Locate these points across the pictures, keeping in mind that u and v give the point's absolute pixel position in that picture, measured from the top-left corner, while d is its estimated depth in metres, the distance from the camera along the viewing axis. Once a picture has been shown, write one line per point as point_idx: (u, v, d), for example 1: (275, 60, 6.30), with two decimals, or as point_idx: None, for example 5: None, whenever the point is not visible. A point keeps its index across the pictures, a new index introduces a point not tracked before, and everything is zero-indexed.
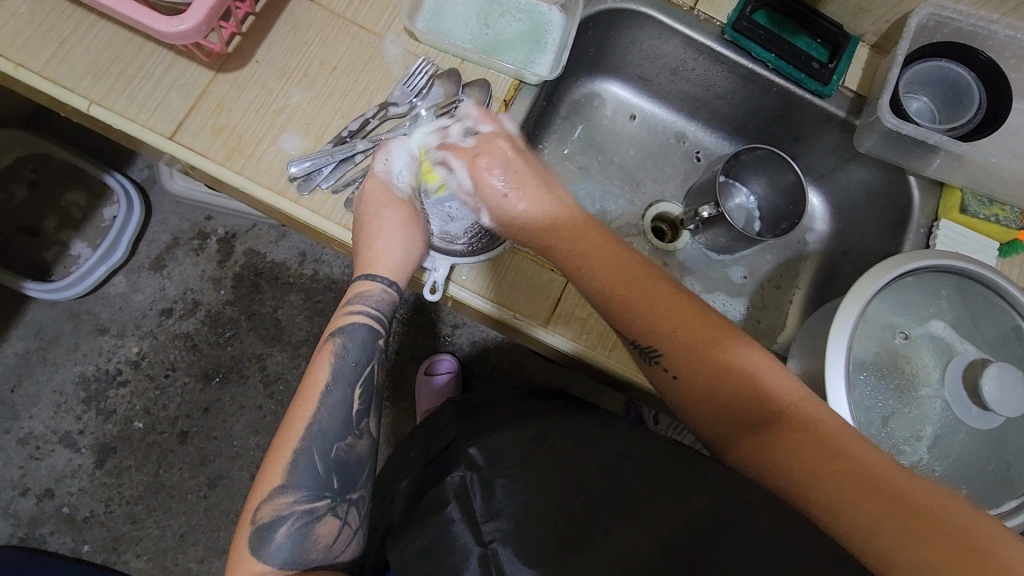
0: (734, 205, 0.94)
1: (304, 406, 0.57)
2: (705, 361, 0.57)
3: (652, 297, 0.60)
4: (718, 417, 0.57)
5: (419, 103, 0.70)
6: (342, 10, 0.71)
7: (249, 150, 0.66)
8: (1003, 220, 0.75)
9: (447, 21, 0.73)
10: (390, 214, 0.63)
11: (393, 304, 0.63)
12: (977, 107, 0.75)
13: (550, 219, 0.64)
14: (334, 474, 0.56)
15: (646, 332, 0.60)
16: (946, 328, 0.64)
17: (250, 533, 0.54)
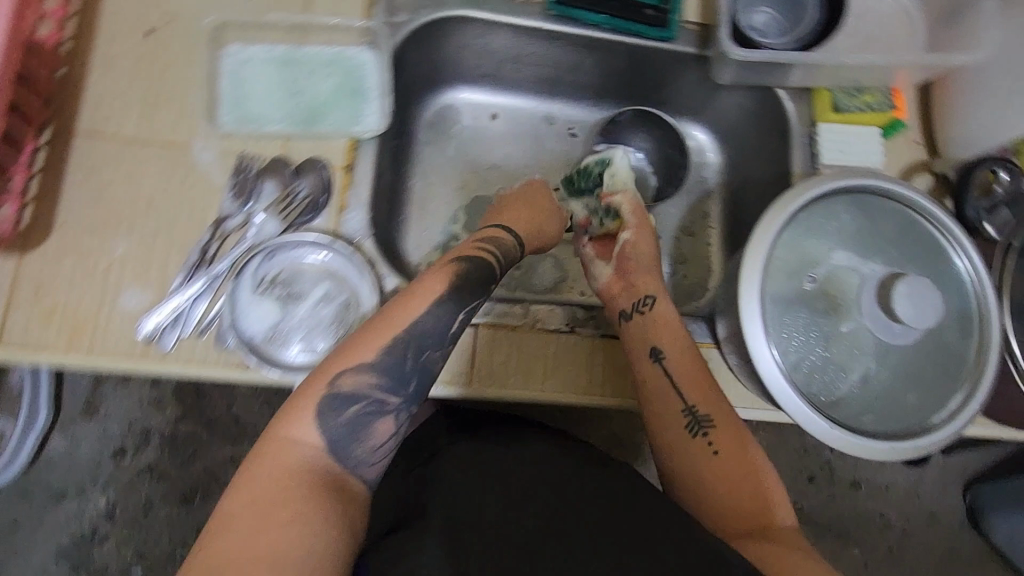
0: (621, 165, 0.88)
1: (408, 308, 0.56)
2: (739, 441, 0.59)
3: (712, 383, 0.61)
4: (732, 497, 0.56)
5: (254, 206, 0.64)
6: (133, 132, 0.63)
7: (92, 323, 0.59)
8: (875, 107, 0.75)
9: (251, 103, 0.66)
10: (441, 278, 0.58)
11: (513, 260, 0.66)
12: (816, 5, 0.71)
13: (649, 280, 0.66)
14: (413, 376, 0.55)
15: (705, 405, 0.60)
16: (848, 255, 0.65)
17: (321, 395, 0.52)
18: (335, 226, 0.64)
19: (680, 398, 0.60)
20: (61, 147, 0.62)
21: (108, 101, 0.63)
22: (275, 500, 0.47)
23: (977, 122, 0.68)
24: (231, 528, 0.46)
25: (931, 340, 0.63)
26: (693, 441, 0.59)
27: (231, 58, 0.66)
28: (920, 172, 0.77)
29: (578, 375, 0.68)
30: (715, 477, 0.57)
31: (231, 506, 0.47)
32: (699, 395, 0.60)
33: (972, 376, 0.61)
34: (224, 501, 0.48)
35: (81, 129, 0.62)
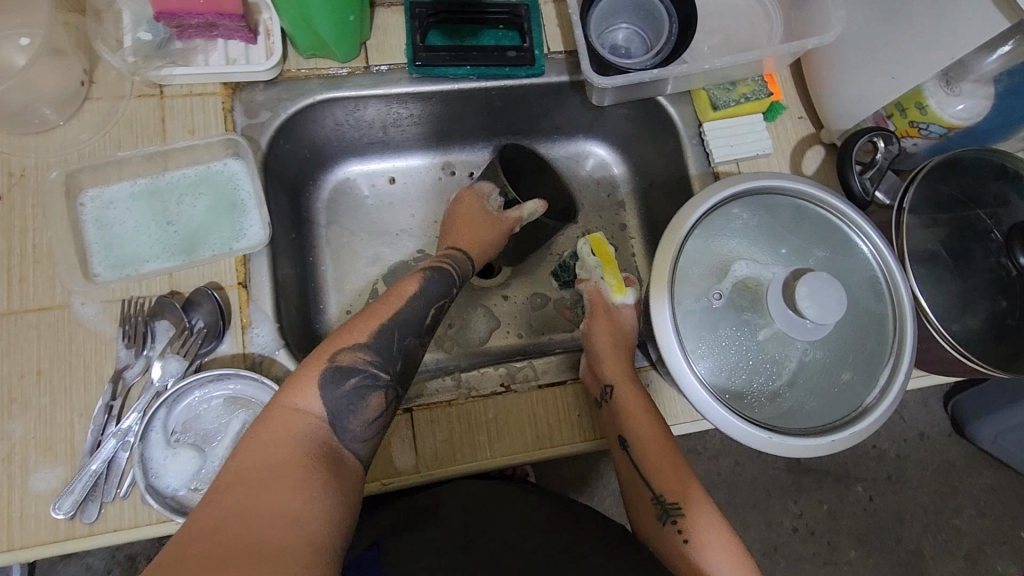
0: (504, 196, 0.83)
1: (387, 304, 0.61)
2: (707, 519, 0.58)
3: (678, 465, 0.62)
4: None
5: (151, 350, 0.61)
6: (7, 306, 0.60)
7: (6, 517, 0.56)
8: (752, 96, 0.76)
9: (127, 244, 0.64)
10: (361, 329, 0.58)
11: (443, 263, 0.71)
12: (669, 14, 0.71)
13: (618, 363, 0.67)
14: (399, 360, 0.59)
15: (669, 486, 0.60)
16: (749, 263, 0.65)
17: (326, 365, 0.54)
18: (242, 347, 0.63)
19: (648, 487, 0.61)
20: None
21: None
22: (273, 456, 0.46)
23: (849, 93, 0.71)
24: (245, 482, 0.44)
25: (848, 319, 0.64)
26: (663, 530, 0.59)
27: (94, 201, 0.65)
28: (811, 145, 0.79)
29: (524, 433, 0.66)
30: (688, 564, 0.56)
31: (230, 471, 0.45)
32: (662, 476, 0.61)
33: (896, 342, 0.63)
34: (231, 459, 0.46)
35: None
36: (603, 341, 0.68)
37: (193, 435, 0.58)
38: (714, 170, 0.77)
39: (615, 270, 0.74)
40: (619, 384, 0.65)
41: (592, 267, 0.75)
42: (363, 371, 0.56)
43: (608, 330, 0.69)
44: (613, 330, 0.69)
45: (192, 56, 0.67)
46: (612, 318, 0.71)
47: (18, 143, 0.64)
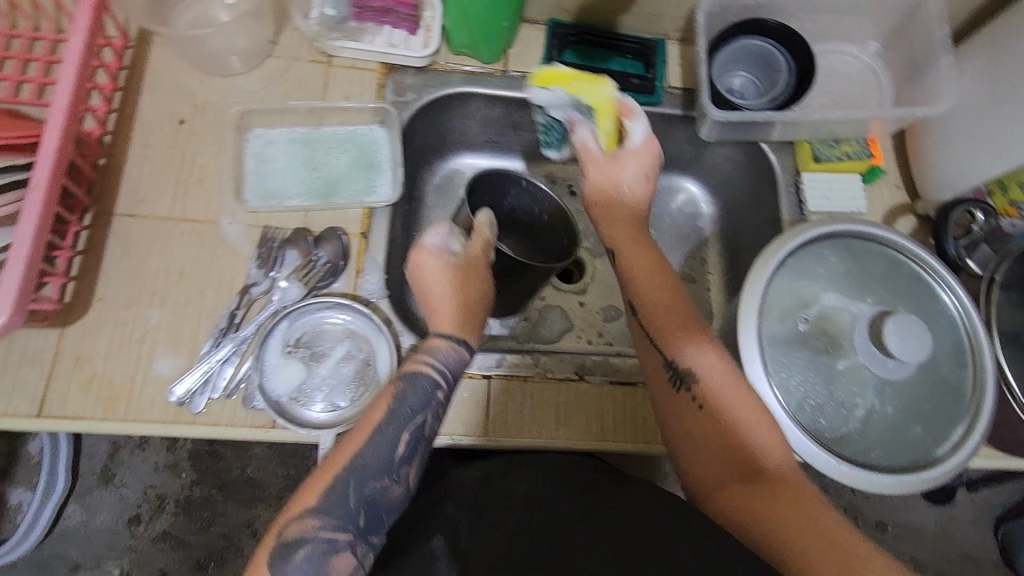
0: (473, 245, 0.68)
1: (353, 438, 0.54)
2: (731, 396, 0.58)
3: (686, 320, 0.63)
4: (713, 446, 0.57)
5: (277, 274, 0.68)
6: (168, 212, 0.69)
7: (127, 391, 0.63)
8: (853, 155, 0.80)
9: (275, 180, 0.73)
10: (314, 492, 0.51)
11: (461, 361, 0.60)
12: (788, 68, 0.77)
13: (626, 229, 0.70)
14: (361, 511, 0.51)
15: (681, 350, 0.61)
16: (835, 297, 0.68)
17: (273, 544, 0.50)
18: (353, 290, 0.69)
19: (660, 355, 0.62)
20: (102, 229, 0.67)
21: (143, 185, 0.69)
22: None
23: (952, 165, 0.74)
24: None
25: (927, 374, 0.65)
26: (677, 396, 0.60)
27: (258, 139, 0.74)
28: (903, 213, 0.82)
29: (589, 421, 0.70)
30: (702, 431, 0.58)
31: None
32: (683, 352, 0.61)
33: (972, 408, 0.63)
34: None
35: (119, 211, 0.68)
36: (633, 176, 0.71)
37: (303, 353, 0.65)
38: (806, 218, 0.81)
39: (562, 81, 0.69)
40: (634, 263, 0.67)
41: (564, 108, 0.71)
42: (316, 538, 0.49)
43: (626, 165, 0.71)
44: (634, 163, 0.71)
45: (361, 35, 0.76)
46: (626, 161, 0.71)
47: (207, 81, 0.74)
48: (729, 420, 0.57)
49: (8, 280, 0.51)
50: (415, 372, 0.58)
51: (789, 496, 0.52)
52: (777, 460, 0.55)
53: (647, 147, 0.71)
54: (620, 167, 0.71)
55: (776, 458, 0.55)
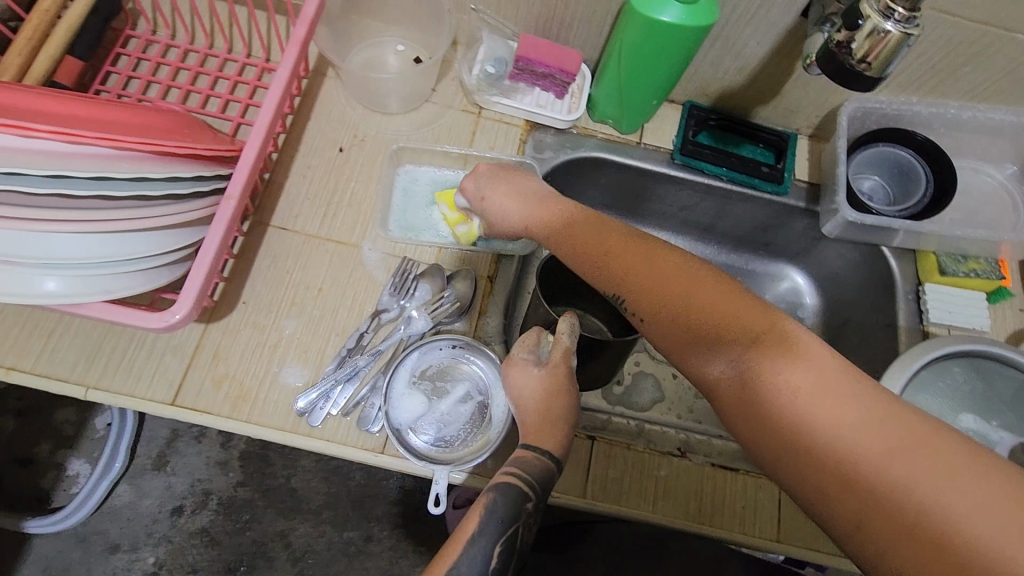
0: (555, 354, 0.63)
1: (446, 553, 0.52)
2: (681, 295, 0.51)
3: (613, 236, 0.57)
4: (688, 352, 0.50)
5: (407, 304, 0.70)
6: (316, 230, 0.73)
7: (254, 393, 0.66)
8: (982, 274, 0.79)
9: (414, 217, 0.77)
10: None
11: (548, 472, 0.56)
12: (926, 179, 0.78)
13: (569, 215, 0.62)
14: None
15: (608, 276, 0.56)
16: (965, 418, 0.66)
17: None
18: (474, 331, 0.71)
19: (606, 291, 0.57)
20: (255, 237, 0.72)
21: (299, 202, 0.74)
22: None
23: None
24: None
25: None
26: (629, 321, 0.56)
27: (407, 174, 0.79)
28: None
29: (687, 502, 0.68)
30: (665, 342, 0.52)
31: None
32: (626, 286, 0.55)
33: None
34: None
35: (273, 223, 0.73)
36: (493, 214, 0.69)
37: (425, 386, 0.67)
38: (925, 329, 0.79)
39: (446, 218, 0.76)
40: (573, 236, 0.60)
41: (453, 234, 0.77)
42: None
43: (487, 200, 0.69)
44: (492, 198, 0.69)
45: (514, 93, 0.81)
46: (478, 182, 0.71)
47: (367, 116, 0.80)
48: (680, 329, 0.50)
49: (190, 280, 0.57)
50: (500, 485, 0.55)
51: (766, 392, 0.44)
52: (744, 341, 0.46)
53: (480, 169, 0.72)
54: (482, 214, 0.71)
55: (743, 335, 0.46)
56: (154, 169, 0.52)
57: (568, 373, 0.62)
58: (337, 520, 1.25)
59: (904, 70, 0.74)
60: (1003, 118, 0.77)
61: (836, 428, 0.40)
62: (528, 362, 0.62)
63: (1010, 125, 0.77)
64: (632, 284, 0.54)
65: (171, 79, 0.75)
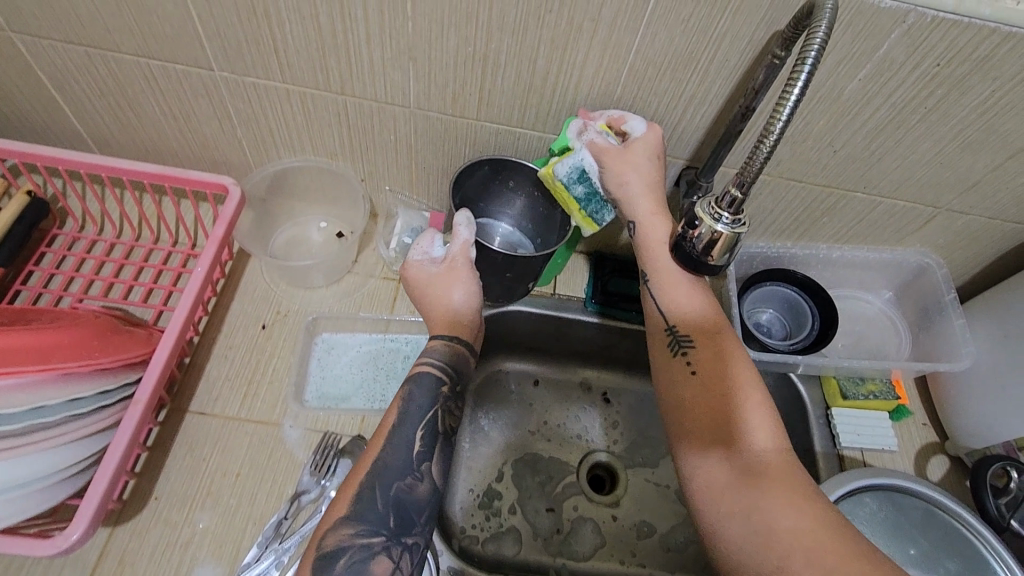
0: (455, 248, 0.71)
1: (374, 444, 0.59)
2: (729, 377, 0.58)
3: (696, 304, 0.65)
4: (706, 411, 0.57)
5: (328, 482, 0.69)
6: (235, 412, 0.73)
7: None
8: (880, 395, 0.84)
9: (334, 386, 0.77)
10: (340, 506, 0.55)
11: (458, 355, 0.67)
12: (812, 313, 0.85)
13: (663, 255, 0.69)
14: (391, 513, 0.55)
15: (684, 323, 0.64)
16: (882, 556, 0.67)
17: (311, 558, 0.52)
18: None
19: (663, 321, 0.65)
20: (173, 424, 0.72)
21: (219, 384, 0.75)
22: None
23: (978, 417, 0.77)
24: None
25: None
26: (673, 359, 0.62)
27: (324, 343, 0.81)
28: (935, 452, 0.84)
29: None
30: (694, 396, 0.59)
31: None
32: (698, 339, 0.62)
33: None
34: None
35: (192, 408, 0.73)
36: (636, 189, 0.67)
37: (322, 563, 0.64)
38: (839, 453, 0.83)
39: (562, 153, 0.69)
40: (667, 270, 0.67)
41: (599, 132, 0.67)
42: (349, 545, 0.52)
43: (628, 172, 0.67)
44: (635, 172, 0.67)
45: None
46: (637, 157, 0.67)
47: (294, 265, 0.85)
48: (717, 396, 0.58)
49: (89, 496, 0.56)
50: (419, 375, 0.65)
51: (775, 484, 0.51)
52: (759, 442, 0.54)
53: (651, 139, 0.67)
54: (604, 175, 0.68)
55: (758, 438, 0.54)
56: (53, 397, 0.53)
57: (466, 266, 0.71)
58: None
59: (773, 221, 0.83)
60: (867, 255, 0.86)
61: (793, 531, 0.48)
62: (428, 263, 0.72)
63: (874, 260, 0.87)
64: (703, 344, 0.62)
65: (95, 272, 0.78)
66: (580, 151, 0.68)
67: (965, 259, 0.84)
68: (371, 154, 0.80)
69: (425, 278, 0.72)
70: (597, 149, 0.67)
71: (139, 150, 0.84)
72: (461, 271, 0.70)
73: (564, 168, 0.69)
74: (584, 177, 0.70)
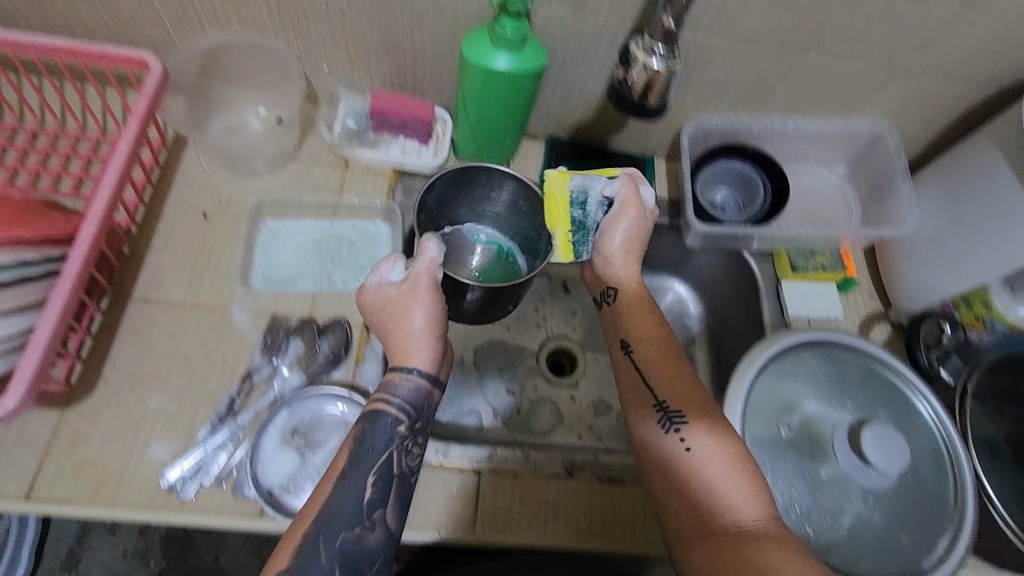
0: (419, 267, 0.64)
1: (321, 488, 0.55)
2: (715, 448, 0.57)
3: (677, 365, 0.64)
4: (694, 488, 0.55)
5: (280, 362, 0.70)
6: (180, 298, 0.72)
7: (118, 476, 0.63)
8: (827, 267, 0.85)
9: (282, 271, 0.76)
10: (285, 555, 0.52)
11: (424, 393, 0.60)
12: (764, 186, 0.85)
13: (642, 317, 0.68)
14: (337, 565, 0.52)
15: (670, 392, 0.62)
16: (817, 403, 0.70)
17: None
18: (352, 378, 0.71)
19: (650, 394, 0.63)
20: (116, 312, 0.71)
21: (163, 272, 0.73)
22: None
23: (919, 279, 0.79)
24: None
25: (911, 485, 0.67)
26: (661, 434, 0.60)
27: (269, 230, 0.79)
28: (877, 321, 0.86)
29: (578, 522, 0.70)
30: (683, 473, 0.57)
31: None
32: (690, 411, 0.60)
33: (958, 517, 0.65)
34: None
35: (136, 296, 0.72)
36: (619, 246, 0.71)
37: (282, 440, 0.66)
38: (788, 322, 0.84)
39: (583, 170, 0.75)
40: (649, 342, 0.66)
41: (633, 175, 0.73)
42: None
43: (618, 221, 0.71)
44: (625, 220, 0.71)
45: (378, 145, 0.84)
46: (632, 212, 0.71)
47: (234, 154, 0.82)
48: (706, 472, 0.56)
49: (24, 367, 0.55)
50: (375, 414, 0.59)
51: (758, 544, 0.50)
52: (748, 514, 0.53)
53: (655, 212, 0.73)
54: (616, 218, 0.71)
55: (748, 511, 0.53)
56: None
57: (430, 286, 0.63)
58: None
59: (728, 92, 0.81)
60: (822, 127, 0.85)
61: None
62: (386, 287, 0.64)
63: (829, 132, 0.86)
64: (695, 416, 0.60)
65: (19, 164, 0.75)
66: (597, 178, 0.74)
67: (918, 126, 0.83)
68: (303, 27, 0.75)
69: (381, 305, 0.63)
70: (625, 191, 0.71)
71: (50, 30, 0.77)
72: (424, 292, 0.63)
73: (579, 182, 0.75)
74: (584, 204, 0.75)
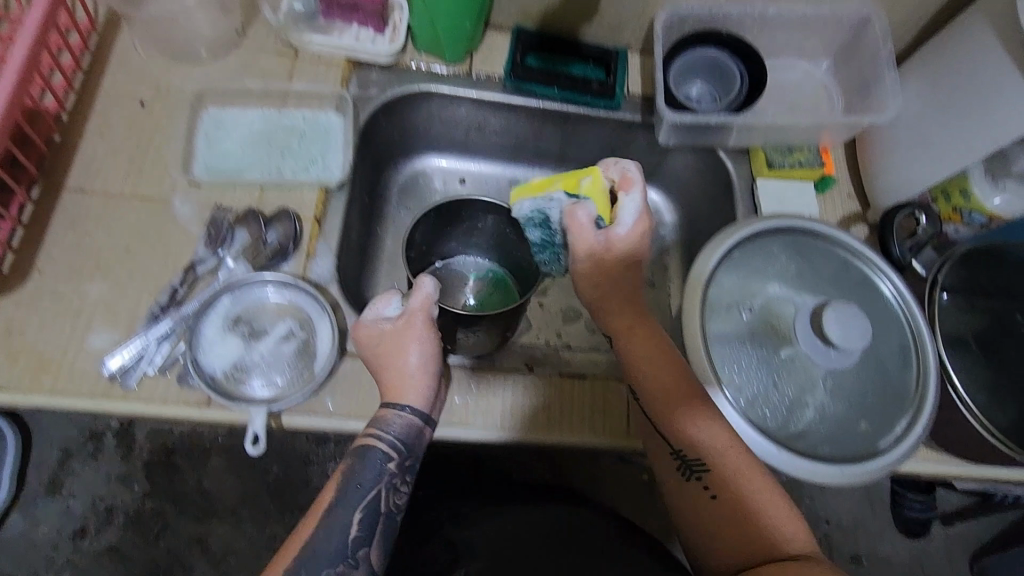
0: (414, 302, 0.58)
1: (306, 523, 0.53)
2: (738, 487, 0.55)
3: (688, 391, 0.59)
4: (732, 536, 0.54)
5: (225, 253, 0.67)
6: (117, 189, 0.68)
7: (57, 365, 0.61)
8: (806, 163, 0.81)
9: (227, 162, 0.72)
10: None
11: (416, 428, 0.56)
12: (740, 75, 0.81)
13: (642, 340, 0.62)
14: None
15: (683, 433, 0.58)
16: (781, 287, 0.68)
17: None
18: (302, 272, 0.68)
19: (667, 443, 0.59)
20: (49, 202, 0.67)
21: (98, 162, 0.69)
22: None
23: (898, 172, 0.76)
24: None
25: (872, 371, 0.65)
26: (687, 485, 0.57)
27: (211, 119, 0.74)
28: (856, 223, 0.82)
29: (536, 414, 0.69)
30: (716, 522, 0.55)
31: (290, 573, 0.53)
32: (711, 461, 0.56)
33: (917, 402, 0.64)
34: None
35: (70, 185, 0.68)
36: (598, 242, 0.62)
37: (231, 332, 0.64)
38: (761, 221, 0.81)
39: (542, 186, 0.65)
40: (655, 373, 0.60)
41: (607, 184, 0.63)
42: None
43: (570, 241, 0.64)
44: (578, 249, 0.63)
45: (331, 31, 0.78)
46: (609, 246, 0.62)
47: (171, 40, 0.76)
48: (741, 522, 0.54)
49: None
50: (364, 449, 0.55)
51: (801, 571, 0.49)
52: (791, 542, 0.53)
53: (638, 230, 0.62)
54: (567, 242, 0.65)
55: (789, 539, 0.53)
56: None
57: (426, 325, 0.58)
58: (257, 518, 1.09)
59: None
60: (804, 12, 0.79)
61: None
62: (378, 324, 0.57)
63: (812, 17, 0.80)
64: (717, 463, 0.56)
65: None
66: (550, 199, 0.65)
67: (908, 9, 0.78)
68: None
69: (370, 341, 0.57)
70: (574, 221, 0.62)
71: None
72: (419, 331, 0.57)
73: (528, 204, 0.67)
74: (542, 219, 0.68)
